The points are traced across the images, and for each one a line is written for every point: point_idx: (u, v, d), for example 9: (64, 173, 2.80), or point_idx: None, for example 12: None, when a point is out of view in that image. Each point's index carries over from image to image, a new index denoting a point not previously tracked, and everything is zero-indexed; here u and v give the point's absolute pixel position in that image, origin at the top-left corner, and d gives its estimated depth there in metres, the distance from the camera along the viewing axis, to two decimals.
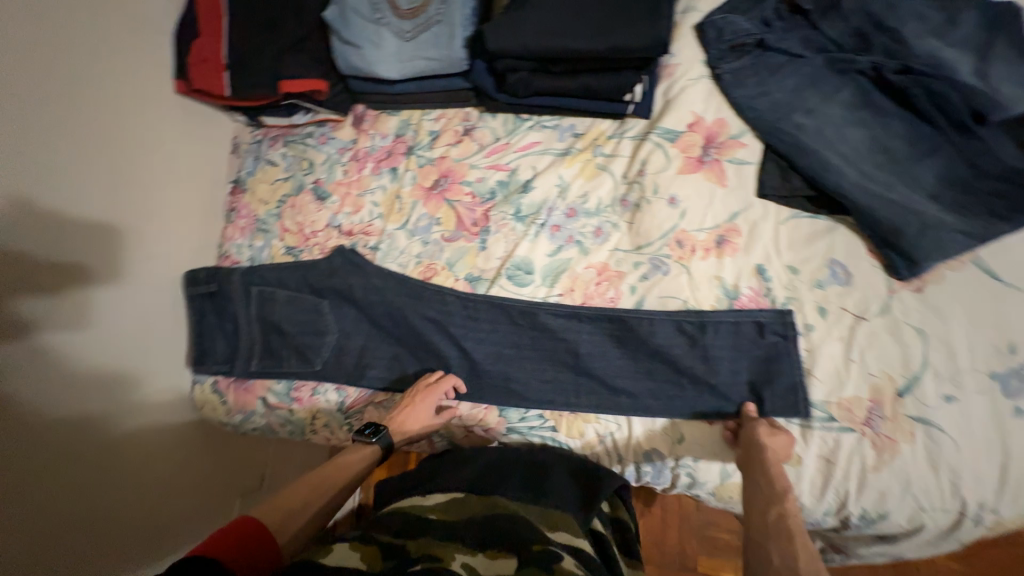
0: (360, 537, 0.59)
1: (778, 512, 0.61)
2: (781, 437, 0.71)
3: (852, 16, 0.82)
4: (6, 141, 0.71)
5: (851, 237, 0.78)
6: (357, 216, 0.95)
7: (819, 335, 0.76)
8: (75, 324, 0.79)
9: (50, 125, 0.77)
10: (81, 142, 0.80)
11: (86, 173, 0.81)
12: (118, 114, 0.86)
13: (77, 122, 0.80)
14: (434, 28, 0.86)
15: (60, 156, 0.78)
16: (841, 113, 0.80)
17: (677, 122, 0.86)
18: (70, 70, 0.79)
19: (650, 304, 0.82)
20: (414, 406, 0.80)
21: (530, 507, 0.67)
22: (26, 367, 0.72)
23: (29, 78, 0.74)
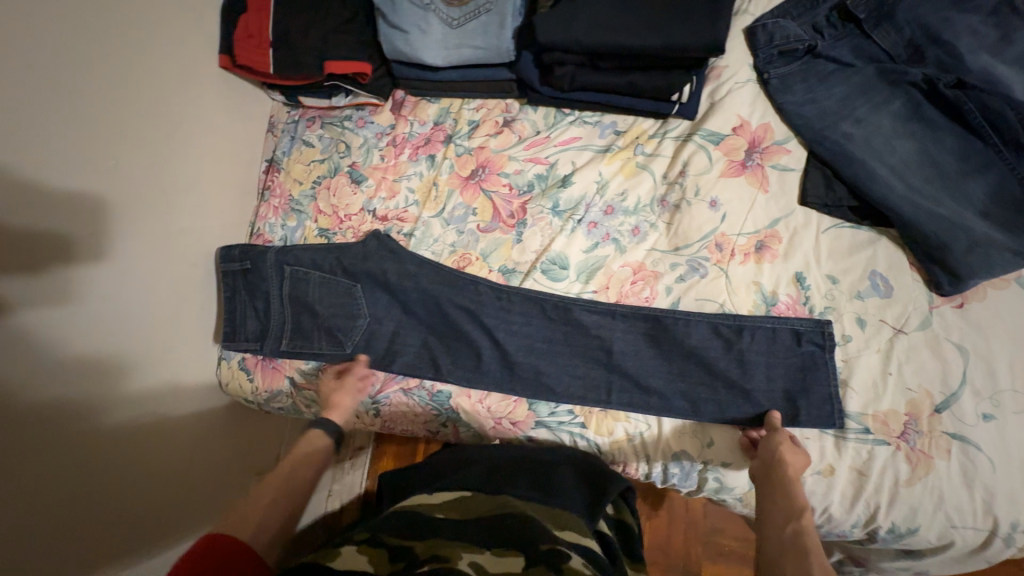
0: (368, 539, 0.59)
1: (795, 529, 0.59)
2: (801, 455, 0.70)
3: (905, 28, 0.81)
4: (52, 119, 0.72)
5: (894, 249, 0.78)
6: (392, 201, 0.94)
7: (856, 346, 0.76)
8: (120, 299, 0.80)
9: (94, 102, 0.77)
10: (124, 118, 0.81)
11: (122, 143, 0.80)
12: (156, 86, 0.85)
13: (119, 99, 0.80)
14: (484, 17, 0.85)
15: (106, 133, 0.78)
16: (890, 125, 0.80)
17: (722, 125, 0.86)
18: (107, 39, 0.78)
19: (686, 305, 0.82)
20: (340, 391, 0.83)
21: (538, 506, 0.66)
22: (69, 342, 0.73)
23: (68, 53, 0.74)
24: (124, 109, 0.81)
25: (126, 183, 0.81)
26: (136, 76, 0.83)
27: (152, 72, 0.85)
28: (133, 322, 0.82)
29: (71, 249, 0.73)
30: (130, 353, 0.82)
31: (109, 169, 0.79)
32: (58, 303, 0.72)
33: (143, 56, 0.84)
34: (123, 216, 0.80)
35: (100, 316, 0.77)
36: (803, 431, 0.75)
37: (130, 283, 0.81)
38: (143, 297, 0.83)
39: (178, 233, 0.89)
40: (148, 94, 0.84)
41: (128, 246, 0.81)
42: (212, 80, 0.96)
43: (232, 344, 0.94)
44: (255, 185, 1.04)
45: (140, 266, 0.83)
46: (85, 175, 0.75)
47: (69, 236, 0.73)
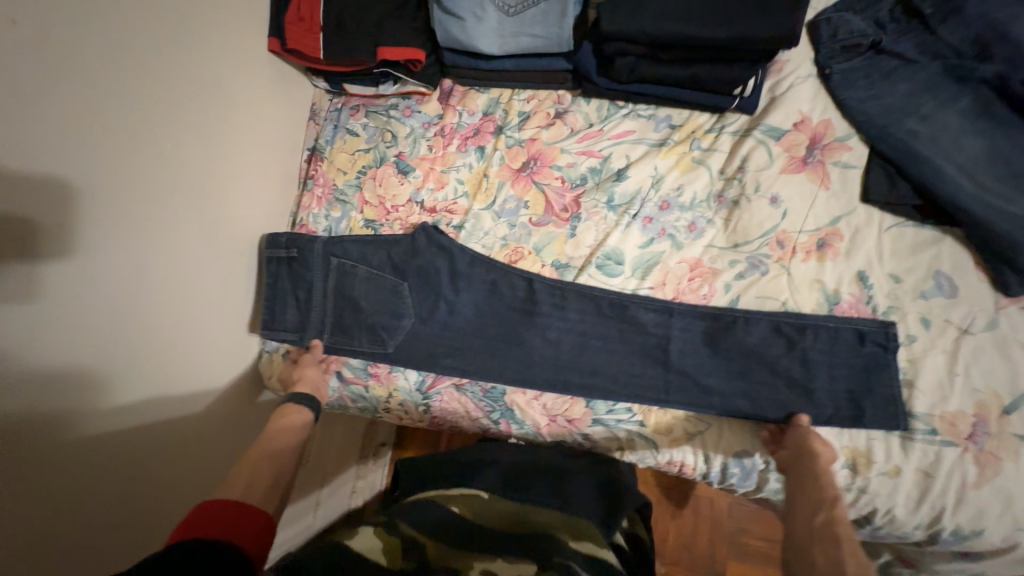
0: (385, 523, 0.59)
1: (826, 517, 0.59)
2: (829, 450, 0.71)
3: (972, 23, 0.79)
4: (109, 104, 0.68)
5: (959, 250, 0.77)
6: (440, 193, 0.92)
7: (922, 346, 0.75)
8: (166, 292, 0.77)
9: (148, 85, 0.72)
10: (177, 103, 0.77)
11: (168, 123, 0.75)
12: (203, 64, 0.80)
13: (172, 82, 0.76)
14: (543, 4, 0.83)
15: (159, 118, 0.74)
16: (958, 123, 0.79)
17: (783, 120, 0.84)
18: (165, 17, 0.74)
19: (746, 303, 0.80)
20: (300, 367, 0.85)
21: (555, 514, 0.65)
22: (116, 338, 0.70)
23: (126, 34, 0.69)
24: (170, 86, 0.76)
25: (172, 167, 0.76)
26: (185, 52, 0.77)
27: (200, 49, 0.80)
28: (173, 313, 0.78)
29: (111, 234, 0.69)
30: (169, 346, 0.78)
31: (154, 150, 0.74)
32: (97, 292, 0.68)
33: (192, 30, 0.78)
34: (166, 201, 0.76)
35: (139, 306, 0.73)
36: (867, 432, 0.74)
37: (172, 272, 0.78)
38: (184, 287, 0.80)
39: (223, 221, 0.86)
40: (195, 72, 0.79)
41: (172, 232, 0.77)
42: (261, 62, 0.91)
43: (272, 333, 0.90)
44: (296, 173, 1.01)
45: (182, 255, 0.79)
46: (129, 156, 0.71)
47: (109, 220, 0.69)
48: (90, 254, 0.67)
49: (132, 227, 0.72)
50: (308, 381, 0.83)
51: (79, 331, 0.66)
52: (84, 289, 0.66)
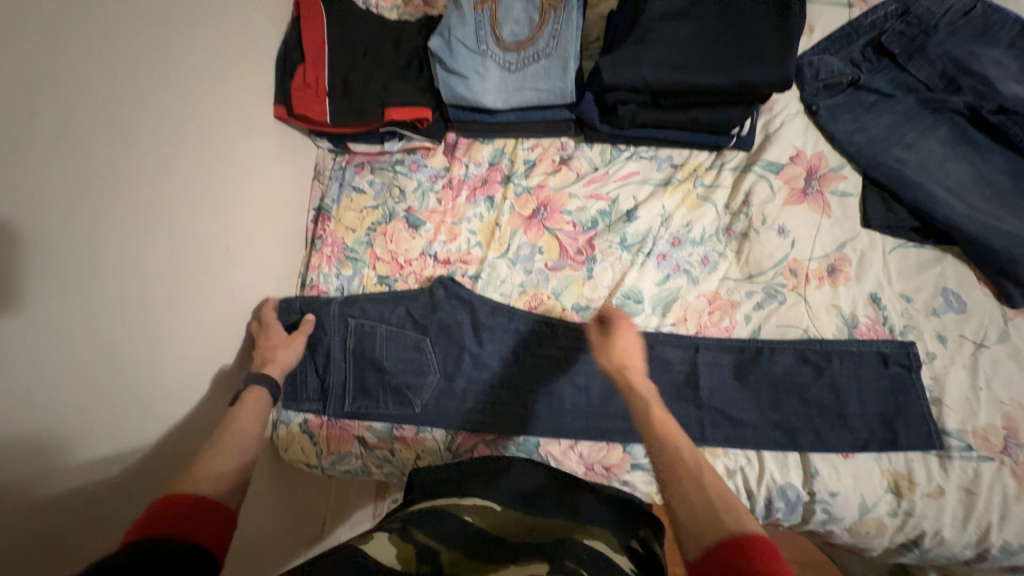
0: (400, 529, 0.53)
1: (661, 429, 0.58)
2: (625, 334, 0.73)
3: (937, 61, 0.87)
4: (129, 177, 0.64)
5: (960, 266, 0.81)
6: (453, 244, 0.92)
7: (942, 363, 0.77)
8: (176, 366, 0.73)
9: (166, 154, 0.70)
10: (193, 171, 0.74)
11: (186, 198, 0.73)
12: (217, 136, 0.79)
13: (189, 150, 0.73)
14: (544, 61, 0.87)
15: (175, 189, 0.71)
16: (941, 149, 0.84)
17: (780, 155, 0.88)
18: (185, 87, 0.73)
19: (768, 333, 0.82)
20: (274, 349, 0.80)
21: (559, 524, 0.58)
22: (123, 421, 0.65)
23: (147, 104, 0.67)
24: (188, 155, 0.73)
25: (188, 242, 0.74)
26: (202, 125, 0.76)
27: (216, 122, 0.79)
28: (183, 393, 0.74)
29: (130, 320, 0.65)
30: (181, 429, 0.73)
31: (172, 227, 0.71)
32: (113, 381, 0.63)
33: (208, 104, 0.77)
34: (182, 278, 0.73)
35: (152, 391, 0.69)
36: (906, 454, 0.73)
37: (185, 349, 0.74)
38: (191, 359, 0.75)
39: (229, 285, 0.82)
40: (210, 144, 0.77)
41: (186, 308, 0.74)
42: (269, 129, 0.90)
43: (289, 406, 0.85)
44: (303, 234, 0.99)
45: (194, 331, 0.76)
46: (150, 236, 0.68)
47: (129, 306, 0.65)
48: (109, 343, 0.62)
49: (149, 308, 0.68)
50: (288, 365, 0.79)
51: (86, 424, 0.60)
52: (99, 380, 0.61)
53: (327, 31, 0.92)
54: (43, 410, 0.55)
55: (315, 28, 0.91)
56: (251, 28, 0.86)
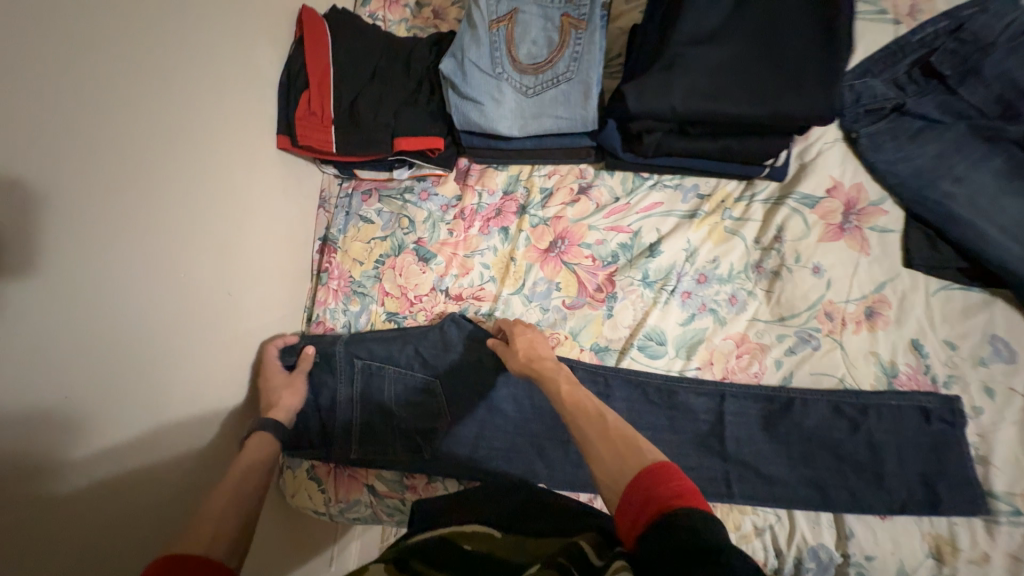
0: (397, 561, 0.51)
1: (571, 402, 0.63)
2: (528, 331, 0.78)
3: (993, 83, 0.78)
4: (115, 215, 0.60)
5: (1010, 311, 0.75)
6: (466, 279, 0.87)
7: (990, 419, 0.72)
8: (175, 410, 0.69)
9: (156, 188, 0.65)
10: (188, 203, 0.70)
11: (185, 248, 0.70)
12: (219, 178, 0.75)
13: (182, 180, 0.69)
14: (563, 86, 0.81)
15: (167, 223, 0.67)
16: (994, 182, 0.77)
17: (816, 187, 0.83)
18: (178, 116, 0.68)
19: (800, 380, 0.77)
20: (277, 390, 0.80)
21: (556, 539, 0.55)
22: (122, 474, 0.62)
23: (135, 136, 0.62)
24: (182, 187, 0.69)
25: (189, 293, 0.71)
26: (203, 169, 0.72)
27: (217, 163, 0.75)
28: (194, 447, 0.72)
29: (128, 385, 0.63)
30: (187, 479, 0.70)
31: (172, 281, 0.68)
32: (117, 446, 0.61)
33: (208, 146, 0.73)
34: (184, 331, 0.70)
35: (158, 451, 0.66)
36: (948, 517, 0.69)
37: (191, 403, 0.72)
38: (192, 402, 0.72)
39: (230, 324, 0.78)
40: (211, 187, 0.74)
41: (183, 351, 0.70)
42: (273, 162, 0.86)
43: (296, 452, 0.82)
44: (311, 266, 0.95)
45: (200, 383, 0.73)
46: (148, 295, 0.65)
47: (126, 370, 0.62)
48: (109, 411, 0.60)
49: (149, 368, 0.65)
50: (291, 406, 0.79)
51: (80, 482, 0.57)
52: (100, 448, 0.60)
53: (332, 53, 0.87)
54: (40, 474, 0.53)
55: (319, 51, 0.86)
56: (252, 56, 0.81)
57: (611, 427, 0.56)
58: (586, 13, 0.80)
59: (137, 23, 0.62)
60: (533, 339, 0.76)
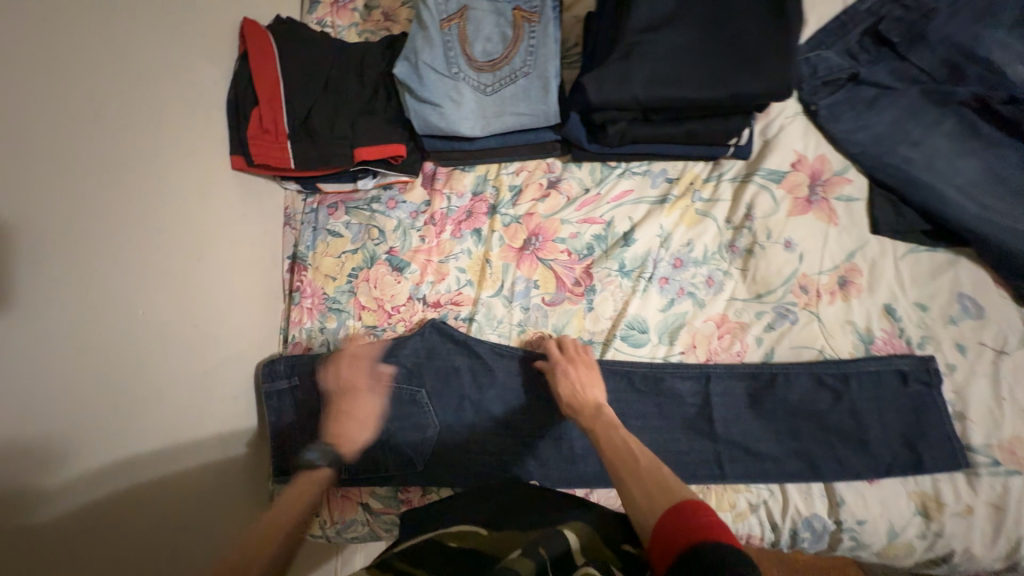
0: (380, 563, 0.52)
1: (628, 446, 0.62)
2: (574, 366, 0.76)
3: (939, 47, 0.80)
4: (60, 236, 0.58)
5: (974, 268, 0.77)
6: (442, 285, 0.86)
7: (963, 374, 0.74)
8: (154, 432, 0.67)
9: (105, 205, 0.63)
10: (141, 218, 0.68)
11: (136, 277, 0.66)
12: (169, 195, 0.72)
13: (133, 193, 0.67)
14: (522, 81, 0.80)
15: (121, 241, 0.65)
16: (949, 144, 0.79)
17: (781, 163, 0.83)
18: (120, 131, 0.65)
19: (781, 355, 0.78)
20: (348, 410, 0.73)
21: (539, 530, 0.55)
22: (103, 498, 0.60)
23: (74, 155, 0.60)
24: (133, 203, 0.67)
25: (148, 324, 0.68)
26: (156, 179, 0.70)
27: (167, 179, 0.71)
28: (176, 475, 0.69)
29: (92, 440, 0.60)
30: (172, 498, 0.69)
31: (129, 321, 0.65)
32: (89, 505, 0.59)
33: (152, 175, 0.69)
34: (148, 371, 0.67)
35: (140, 497, 0.65)
36: (932, 474, 0.71)
37: (165, 433, 0.69)
38: (170, 424, 0.70)
39: (204, 347, 0.76)
40: (167, 198, 0.71)
41: (154, 377, 0.68)
42: (230, 184, 0.83)
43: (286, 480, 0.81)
44: (280, 285, 0.92)
45: (179, 405, 0.71)
46: (100, 328, 0.62)
47: (88, 424, 0.60)
48: (75, 471, 0.58)
49: (116, 417, 0.63)
50: (356, 445, 0.70)
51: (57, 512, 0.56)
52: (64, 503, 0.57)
53: (281, 65, 0.84)
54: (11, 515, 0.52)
55: (267, 64, 0.82)
56: (194, 75, 0.77)
57: (644, 470, 0.57)
58: (538, 6, 0.79)
59: (55, 54, 0.59)
60: (577, 380, 0.74)
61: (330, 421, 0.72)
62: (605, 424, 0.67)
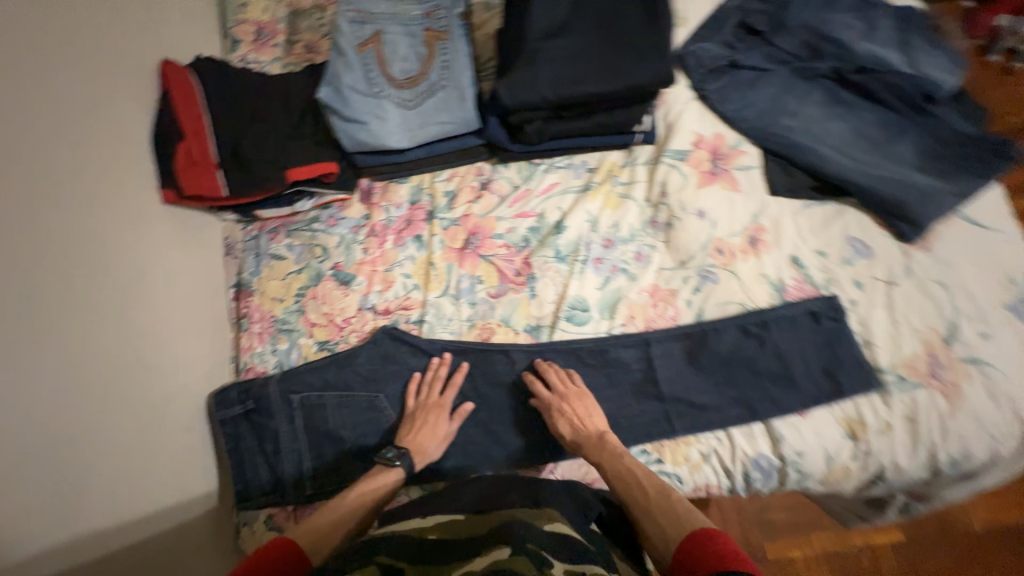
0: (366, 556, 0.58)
1: (633, 477, 0.71)
2: (565, 393, 0.80)
3: (798, 32, 0.95)
4: None
5: (860, 214, 0.88)
6: (390, 292, 0.88)
7: (864, 307, 0.83)
8: (90, 450, 0.68)
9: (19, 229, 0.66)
10: (59, 242, 0.70)
11: (57, 298, 0.68)
12: (91, 222, 0.74)
13: (48, 220, 0.69)
14: (440, 92, 0.86)
15: (37, 263, 0.67)
16: (819, 112, 0.91)
17: (684, 143, 0.92)
18: (35, 163, 0.69)
19: (710, 313, 0.85)
20: (420, 420, 0.79)
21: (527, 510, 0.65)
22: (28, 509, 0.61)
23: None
24: (50, 230, 0.69)
25: (76, 343, 0.69)
26: (77, 208, 0.73)
27: (88, 207, 0.74)
28: (117, 496, 0.69)
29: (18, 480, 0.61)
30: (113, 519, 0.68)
31: (58, 350, 0.67)
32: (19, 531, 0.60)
33: (69, 203, 0.72)
34: (80, 390, 0.68)
35: (77, 536, 0.65)
36: (853, 399, 0.79)
37: (104, 453, 0.69)
38: (108, 446, 0.70)
39: (145, 372, 0.76)
40: (90, 225, 0.74)
41: (87, 396, 0.69)
42: (160, 220, 0.84)
43: (248, 506, 0.78)
44: (226, 316, 0.91)
45: (119, 427, 0.71)
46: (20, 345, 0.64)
47: (13, 463, 0.61)
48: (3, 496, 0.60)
49: (48, 453, 0.64)
50: (430, 459, 0.78)
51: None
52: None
53: (206, 103, 0.86)
54: None
55: (191, 102, 0.85)
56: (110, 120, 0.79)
57: (654, 498, 0.68)
58: (446, 24, 0.86)
59: None
60: (573, 413, 0.79)
61: (407, 429, 0.79)
62: (610, 451, 0.75)
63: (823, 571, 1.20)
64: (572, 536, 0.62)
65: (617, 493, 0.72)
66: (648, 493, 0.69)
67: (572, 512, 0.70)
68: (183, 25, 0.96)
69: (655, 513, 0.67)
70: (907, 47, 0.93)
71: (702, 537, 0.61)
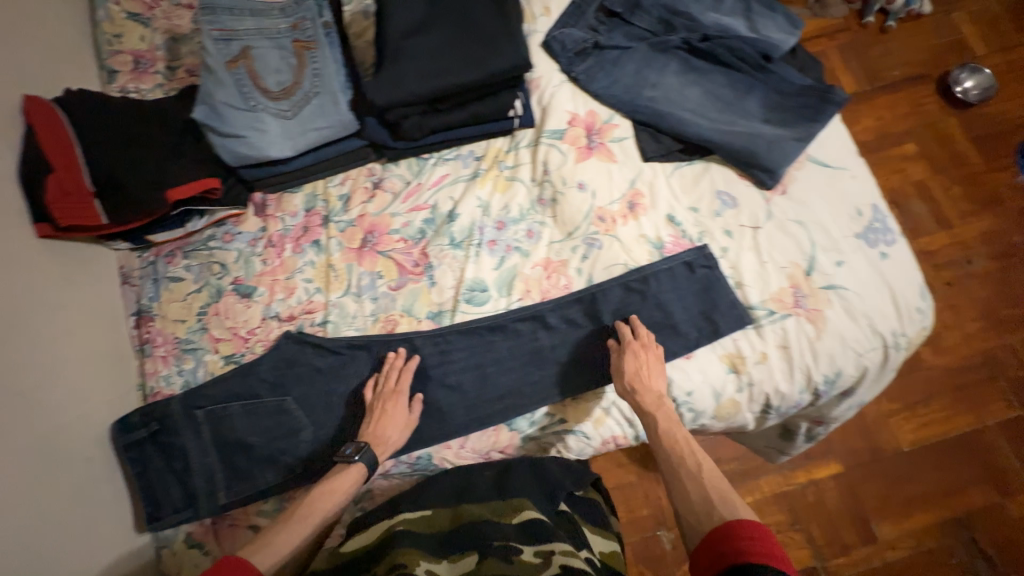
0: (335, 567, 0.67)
1: (692, 455, 0.73)
2: (642, 348, 0.83)
3: (652, 10, 1.03)
4: None
5: (724, 169, 0.95)
6: (293, 299, 0.90)
7: (734, 252, 0.90)
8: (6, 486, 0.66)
9: None
10: None
11: None
12: None
13: None
14: (315, 100, 0.89)
15: None
16: (677, 81, 0.99)
17: (559, 123, 0.98)
18: None
19: (598, 277, 0.90)
20: (380, 413, 0.81)
21: (494, 504, 0.74)
22: None
23: None
24: None
25: None
26: None
27: None
28: (35, 528, 0.68)
29: None
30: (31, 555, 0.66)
31: None
32: None
33: None
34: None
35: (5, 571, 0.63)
36: (731, 337, 0.86)
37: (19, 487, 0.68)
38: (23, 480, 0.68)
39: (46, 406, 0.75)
40: None
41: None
42: (40, 255, 0.83)
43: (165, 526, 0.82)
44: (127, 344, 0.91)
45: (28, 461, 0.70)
46: None
47: None
48: None
49: None
50: (392, 447, 0.80)
51: None
52: None
53: (74, 133, 0.87)
54: None
55: (59, 135, 0.86)
56: None
57: (705, 482, 0.69)
58: (312, 34, 0.90)
59: None
60: (643, 364, 0.81)
61: (368, 424, 0.81)
62: (666, 416, 0.77)
63: (774, 513, 1.26)
64: (537, 519, 0.71)
65: (663, 464, 0.74)
66: (704, 468, 0.71)
67: (546, 503, 0.77)
68: (52, 60, 0.95)
69: (709, 487, 0.68)
70: (750, 14, 1.02)
71: (747, 529, 0.60)
